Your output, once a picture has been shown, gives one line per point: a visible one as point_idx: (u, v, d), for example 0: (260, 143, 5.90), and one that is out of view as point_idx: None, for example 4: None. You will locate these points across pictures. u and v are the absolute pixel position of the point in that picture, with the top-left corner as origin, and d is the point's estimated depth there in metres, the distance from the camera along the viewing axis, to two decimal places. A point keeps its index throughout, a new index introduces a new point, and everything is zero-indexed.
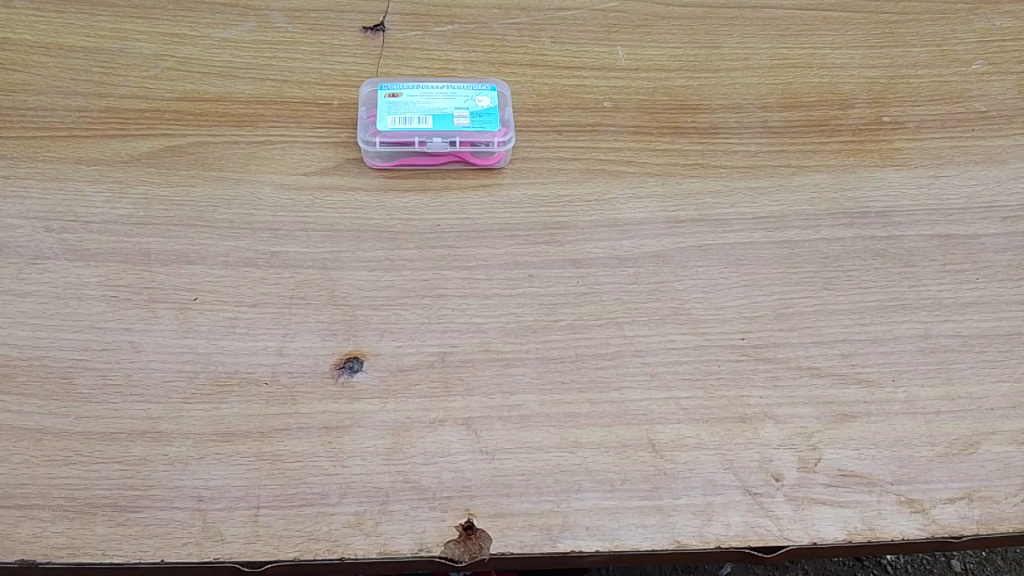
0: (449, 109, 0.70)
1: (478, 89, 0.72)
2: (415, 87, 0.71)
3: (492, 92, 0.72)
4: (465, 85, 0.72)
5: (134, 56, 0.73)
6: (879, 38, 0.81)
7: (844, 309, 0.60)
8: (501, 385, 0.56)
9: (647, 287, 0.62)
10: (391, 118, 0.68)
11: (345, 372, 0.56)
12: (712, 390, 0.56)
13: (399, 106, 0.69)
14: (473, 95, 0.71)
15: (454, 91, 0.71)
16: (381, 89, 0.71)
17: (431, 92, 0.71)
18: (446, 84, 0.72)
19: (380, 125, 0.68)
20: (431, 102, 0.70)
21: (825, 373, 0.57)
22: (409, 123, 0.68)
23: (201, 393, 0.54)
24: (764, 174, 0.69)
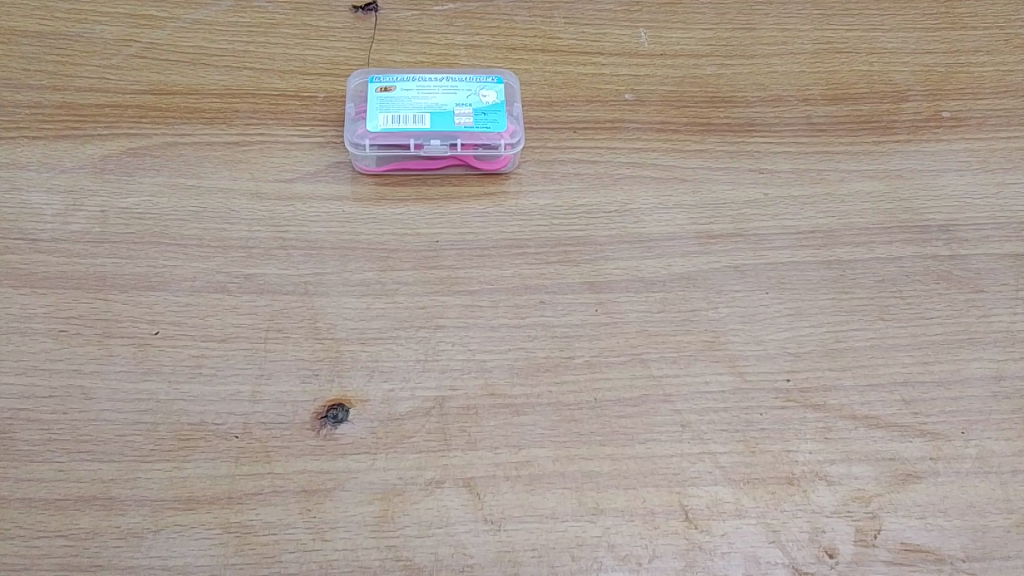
0: (450, 104, 0.60)
1: (484, 79, 0.62)
2: (411, 78, 0.61)
3: (500, 83, 0.62)
4: (469, 75, 0.62)
5: (94, 42, 0.65)
6: (934, 17, 0.71)
7: (904, 344, 0.53)
8: (509, 437, 0.48)
9: (675, 317, 0.54)
10: (383, 117, 0.59)
11: (329, 423, 0.48)
12: (753, 443, 0.49)
13: (392, 102, 0.60)
14: (477, 89, 0.61)
15: (455, 82, 0.61)
16: (372, 80, 0.61)
17: (429, 84, 0.61)
18: (446, 74, 0.62)
19: (371, 125, 0.59)
20: (430, 97, 0.60)
21: (884, 424, 0.50)
22: (403, 122, 0.59)
23: (160, 449, 0.47)
24: (810, 180, 0.60)
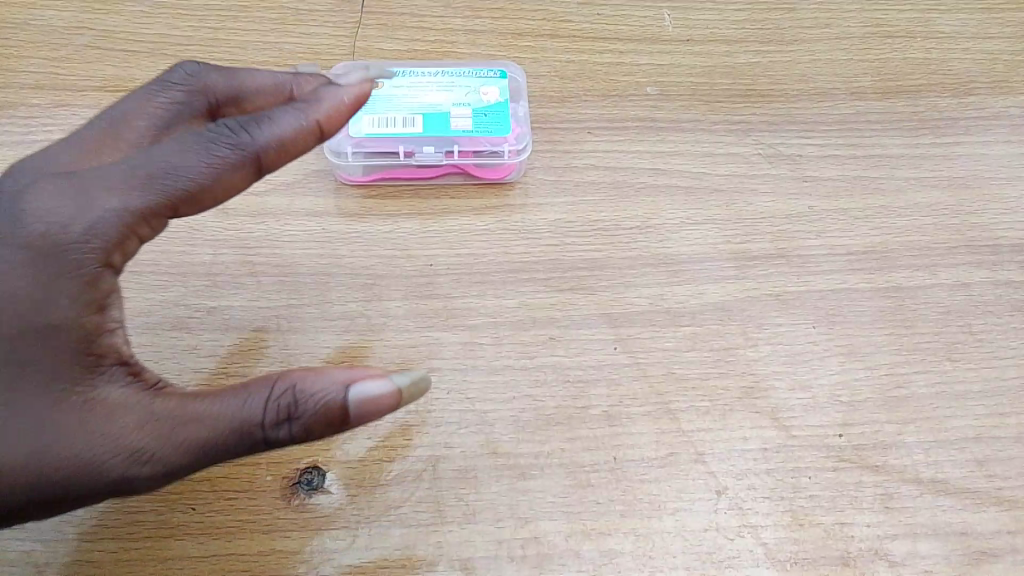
0: (444, 105, 0.53)
1: (484, 75, 0.55)
2: (400, 74, 0.54)
3: (502, 79, 0.55)
4: (466, 71, 0.55)
5: (43, 30, 0.57)
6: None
7: (976, 391, 0.45)
8: (514, 508, 0.41)
9: (708, 357, 0.46)
10: (368, 120, 0.52)
11: (302, 490, 0.41)
12: (801, 516, 0.41)
13: (378, 103, 0.53)
14: (477, 87, 0.54)
15: (451, 80, 0.54)
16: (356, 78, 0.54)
17: (421, 81, 0.54)
18: (441, 69, 0.55)
19: (353, 129, 0.52)
20: (422, 96, 0.53)
21: (955, 490, 0.42)
22: (391, 126, 0.52)
23: (106, 526, 0.40)
24: (861, 190, 0.52)
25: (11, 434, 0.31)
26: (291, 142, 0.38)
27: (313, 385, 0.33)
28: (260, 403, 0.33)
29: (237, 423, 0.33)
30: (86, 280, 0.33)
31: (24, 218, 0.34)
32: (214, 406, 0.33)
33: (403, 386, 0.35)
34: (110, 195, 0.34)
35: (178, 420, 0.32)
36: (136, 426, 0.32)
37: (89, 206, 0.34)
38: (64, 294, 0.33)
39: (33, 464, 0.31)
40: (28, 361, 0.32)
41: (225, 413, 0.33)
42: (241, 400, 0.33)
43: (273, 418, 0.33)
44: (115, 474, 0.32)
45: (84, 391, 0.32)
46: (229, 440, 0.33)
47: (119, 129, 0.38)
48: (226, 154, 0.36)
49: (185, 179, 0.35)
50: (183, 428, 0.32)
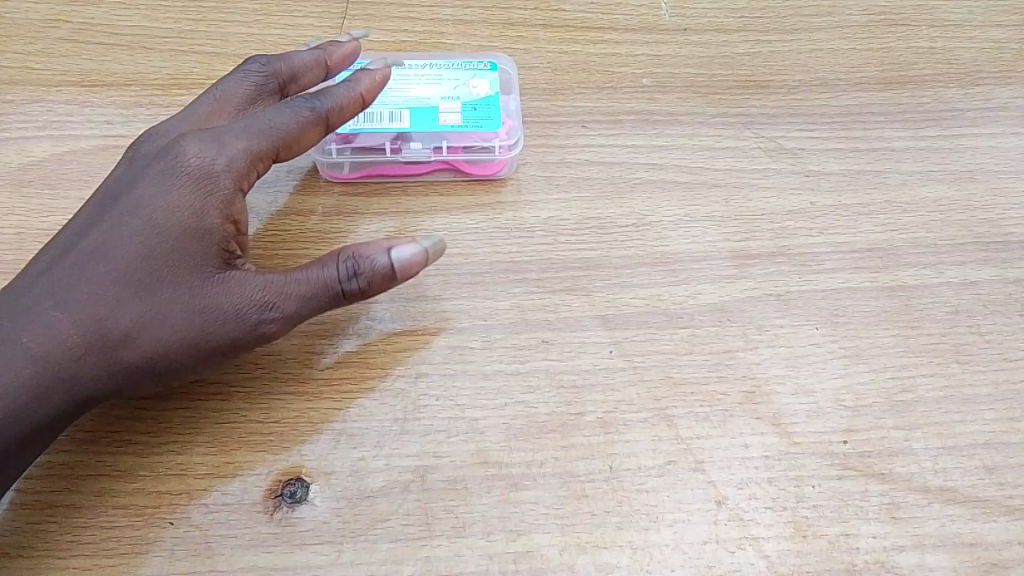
0: (433, 97, 0.50)
1: (474, 66, 0.52)
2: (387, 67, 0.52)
3: (494, 71, 0.52)
4: (456, 62, 0.52)
5: (16, 23, 0.55)
6: None
7: (984, 394, 0.44)
8: (506, 520, 0.40)
9: (707, 361, 0.44)
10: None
11: (285, 502, 0.40)
12: (804, 526, 0.40)
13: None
14: (466, 79, 0.51)
15: (440, 71, 0.52)
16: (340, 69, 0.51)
17: (409, 72, 0.51)
18: (429, 60, 0.52)
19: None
20: (410, 87, 0.51)
21: (964, 498, 0.41)
22: (377, 119, 0.49)
23: (80, 542, 0.38)
24: (865, 185, 0.50)
25: (175, 314, 0.39)
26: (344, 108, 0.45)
27: (367, 251, 0.42)
28: (336, 267, 0.41)
29: (326, 281, 0.41)
30: (224, 199, 0.41)
31: (171, 151, 0.42)
32: (307, 269, 0.41)
33: (429, 249, 0.44)
34: (234, 144, 0.42)
35: (284, 280, 0.41)
36: (259, 289, 0.40)
37: (221, 150, 0.42)
38: (207, 206, 0.41)
39: (189, 323, 0.39)
40: (180, 260, 0.40)
41: (312, 275, 0.41)
42: (326, 263, 0.42)
43: (346, 278, 0.41)
44: (249, 327, 0.40)
45: (217, 269, 0.40)
46: (321, 295, 0.41)
47: (223, 105, 0.45)
48: (306, 114, 0.44)
49: (279, 131, 0.43)
50: (290, 287, 0.41)
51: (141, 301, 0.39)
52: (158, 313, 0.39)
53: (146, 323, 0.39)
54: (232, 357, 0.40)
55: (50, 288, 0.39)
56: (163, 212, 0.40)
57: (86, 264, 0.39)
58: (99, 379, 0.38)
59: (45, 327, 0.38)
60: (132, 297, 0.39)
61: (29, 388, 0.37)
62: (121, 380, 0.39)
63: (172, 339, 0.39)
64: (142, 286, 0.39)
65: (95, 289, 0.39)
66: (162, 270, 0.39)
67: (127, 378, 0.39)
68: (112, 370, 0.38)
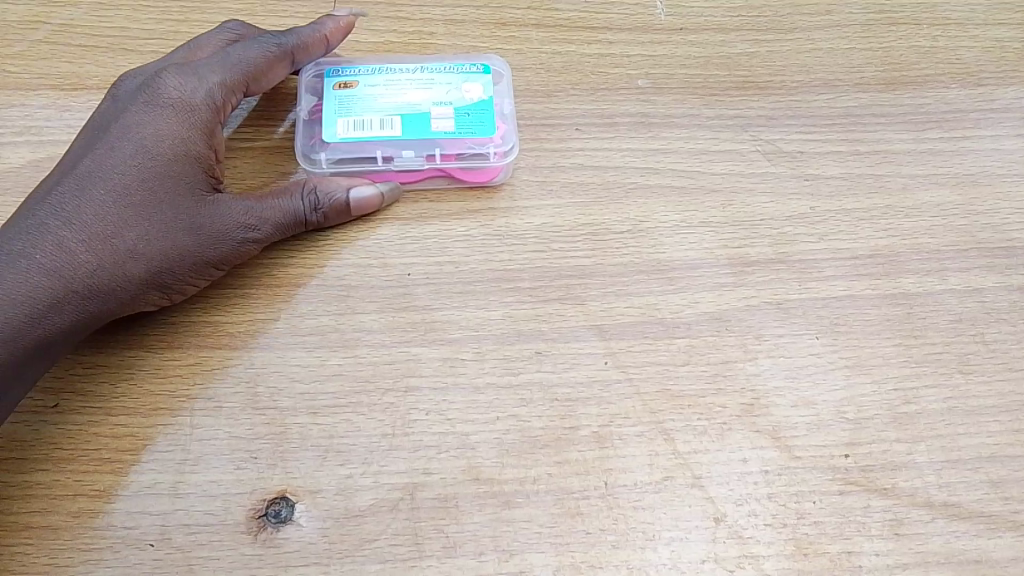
0: (426, 103, 0.48)
1: (467, 69, 0.50)
2: (378, 70, 0.50)
3: (487, 74, 0.50)
4: (449, 65, 0.50)
5: None
6: None
7: (989, 405, 0.42)
8: (498, 539, 0.39)
9: (705, 372, 0.43)
10: (343, 123, 0.48)
11: (269, 522, 0.38)
12: (806, 544, 0.39)
13: (354, 103, 0.48)
14: (459, 83, 0.49)
15: (433, 74, 0.50)
16: (329, 75, 0.50)
17: (401, 76, 0.50)
18: (422, 63, 0.51)
19: (327, 135, 0.48)
20: (401, 93, 0.49)
21: (969, 514, 0.40)
22: (368, 129, 0.48)
23: (57, 566, 0.37)
24: (866, 189, 0.49)
25: (176, 228, 0.41)
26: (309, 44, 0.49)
27: (332, 185, 0.46)
28: (303, 197, 0.45)
29: (296, 207, 0.44)
30: (205, 129, 0.44)
31: (152, 84, 0.44)
32: (278, 194, 0.44)
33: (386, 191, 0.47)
34: (211, 75, 0.45)
35: (260, 204, 0.44)
36: (240, 210, 0.43)
37: (200, 82, 0.44)
38: (191, 132, 0.43)
39: (189, 239, 0.41)
40: (174, 181, 0.42)
41: (286, 200, 0.44)
42: (294, 190, 0.45)
43: (316, 204, 0.45)
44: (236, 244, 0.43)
45: (203, 189, 0.42)
46: (291, 219, 0.44)
47: (196, 54, 0.48)
48: (273, 49, 0.47)
49: (249, 64, 0.46)
50: (266, 210, 0.44)
51: (141, 218, 0.40)
52: (159, 229, 0.41)
53: (150, 237, 0.40)
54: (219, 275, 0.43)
55: (51, 209, 0.40)
56: (154, 136, 0.42)
57: (85, 186, 0.41)
58: (109, 292, 0.39)
59: (53, 244, 0.39)
60: (133, 214, 0.40)
61: (45, 300, 0.38)
62: (127, 296, 0.40)
63: (171, 253, 0.41)
64: (140, 205, 0.41)
65: (98, 207, 0.40)
66: (158, 189, 0.41)
67: (132, 290, 0.40)
68: (119, 284, 0.40)
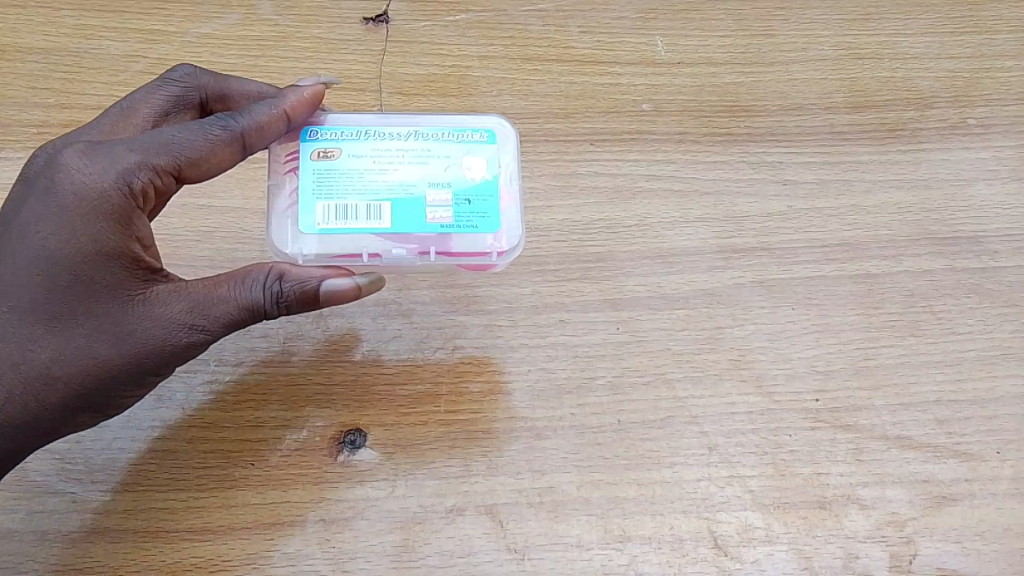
0: (419, 186, 0.46)
1: (468, 138, 0.48)
2: (363, 136, 0.47)
3: (490, 145, 0.48)
4: (448, 132, 0.48)
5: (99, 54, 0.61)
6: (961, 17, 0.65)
7: (936, 361, 0.52)
8: (531, 462, 0.48)
9: (700, 336, 0.52)
10: (322, 209, 0.45)
11: (347, 448, 0.48)
12: (783, 467, 0.48)
13: (336, 181, 0.46)
14: (457, 159, 0.47)
15: (429, 145, 0.47)
16: (306, 140, 0.47)
17: (391, 147, 0.47)
18: (417, 125, 0.48)
19: (304, 221, 0.45)
20: (391, 170, 0.46)
21: (917, 445, 0.49)
22: (351, 219, 0.45)
23: (175, 479, 0.46)
24: (835, 192, 0.57)
25: (95, 342, 0.40)
26: (270, 126, 0.45)
27: (295, 273, 0.42)
28: (262, 288, 0.42)
29: (248, 302, 0.42)
30: (124, 222, 0.42)
31: (62, 172, 0.42)
32: (230, 287, 0.42)
33: (362, 283, 0.43)
34: (130, 160, 0.42)
35: (207, 301, 0.41)
36: (181, 310, 0.41)
37: (118, 163, 0.42)
38: (110, 229, 0.41)
39: (111, 352, 0.40)
40: (91, 289, 0.41)
41: (239, 294, 0.42)
42: (249, 282, 0.42)
43: (270, 298, 0.42)
44: (175, 350, 0.41)
45: (132, 291, 0.41)
46: (243, 313, 0.42)
47: (131, 115, 0.46)
48: (219, 133, 0.43)
49: (179, 147, 0.42)
50: (208, 309, 0.41)
51: (58, 337, 0.40)
52: (76, 346, 0.40)
53: (66, 355, 0.40)
54: (156, 375, 0.42)
55: None
56: (64, 243, 0.41)
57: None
58: (30, 414, 0.40)
59: None
60: (48, 336, 0.40)
61: None
62: (48, 418, 0.41)
63: (94, 368, 0.40)
64: (57, 321, 0.40)
65: (11, 327, 0.40)
66: (76, 301, 0.41)
67: (62, 410, 0.41)
68: (38, 408, 0.40)
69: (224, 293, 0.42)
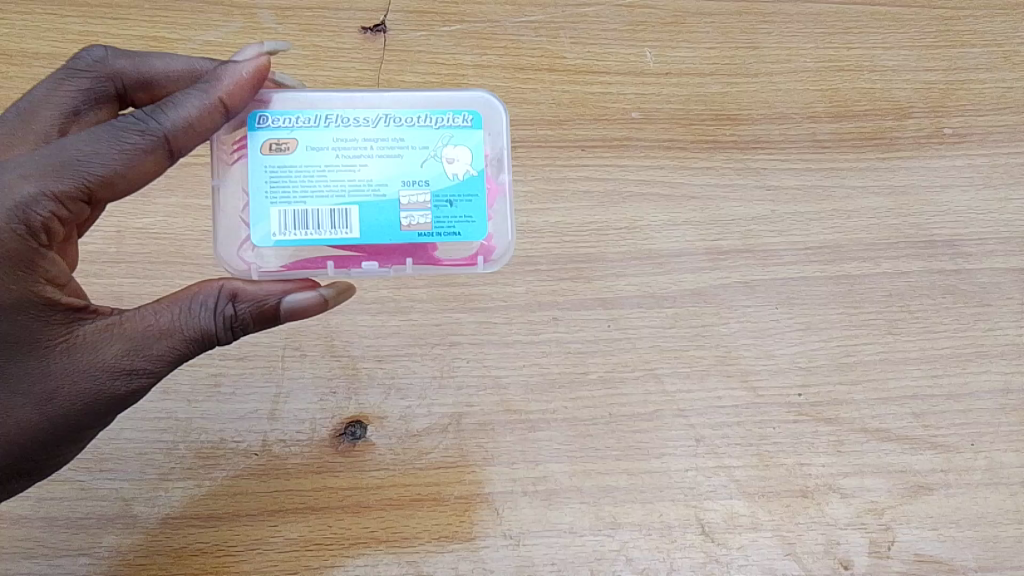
0: (391, 186, 0.41)
1: (447, 127, 0.42)
2: (324, 126, 0.41)
3: (471, 136, 0.42)
4: (423, 119, 0.42)
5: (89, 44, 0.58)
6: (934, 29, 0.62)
7: (914, 358, 0.55)
8: (525, 452, 0.51)
9: (687, 333, 0.54)
10: (280, 216, 0.41)
11: (347, 439, 0.50)
12: (768, 457, 0.52)
13: (293, 181, 0.41)
14: (435, 154, 0.42)
15: (401, 135, 0.42)
16: (256, 132, 0.41)
17: (358, 138, 0.41)
18: (387, 110, 0.42)
19: (259, 230, 0.41)
20: (359, 168, 0.41)
21: (895, 436, 0.53)
22: (313, 227, 0.41)
23: (181, 467, 0.49)
24: (815, 197, 0.58)
25: (23, 403, 0.37)
26: (201, 122, 0.39)
27: (252, 292, 0.39)
28: (213, 315, 0.39)
29: (197, 334, 0.38)
30: (31, 265, 0.36)
31: None
32: (172, 320, 0.38)
33: (328, 295, 0.41)
34: (33, 189, 0.36)
35: (147, 340, 0.38)
36: (117, 353, 0.38)
37: (9, 196, 0.35)
38: (16, 276, 0.36)
39: (43, 411, 0.37)
40: (7, 347, 0.37)
41: (189, 324, 0.38)
42: (196, 310, 0.38)
43: (223, 325, 0.39)
44: (117, 397, 0.38)
45: (56, 340, 0.37)
46: (192, 345, 0.39)
47: (32, 119, 0.42)
48: (137, 144, 0.37)
49: (88, 167, 0.37)
50: (149, 351, 0.38)
51: None
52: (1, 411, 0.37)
53: None
54: (95, 422, 0.39)
55: None
56: None
57: None
58: None
59: None
60: None
61: None
62: None
63: (26, 430, 0.37)
64: None
65: None
66: None
67: (2, 474, 0.38)
68: None
69: (162, 332, 0.38)
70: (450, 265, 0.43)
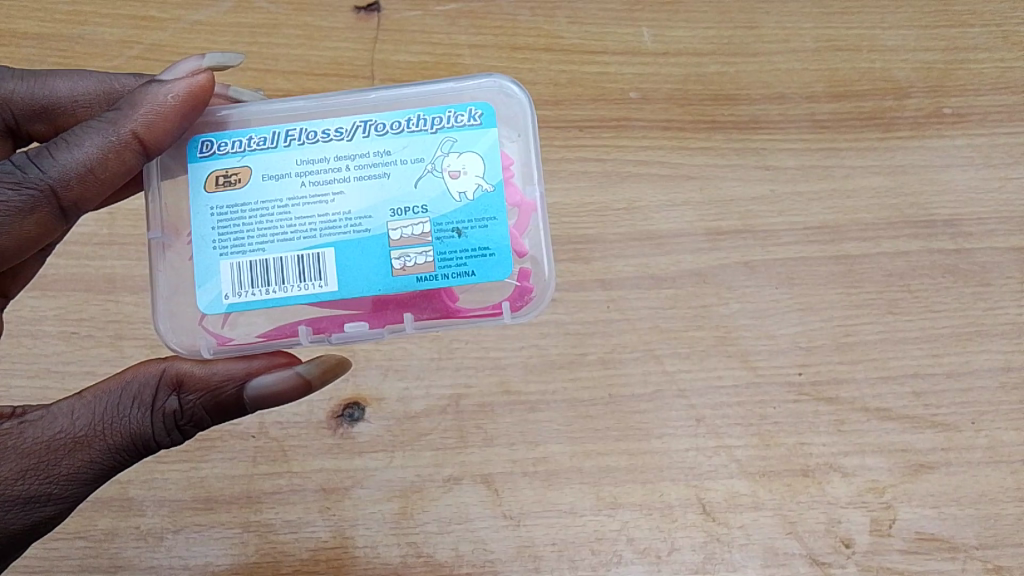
0: (375, 217, 0.34)
1: (448, 128, 0.35)
2: (285, 145, 0.35)
3: (479, 139, 0.35)
4: (414, 123, 0.35)
5: (66, 14, 0.55)
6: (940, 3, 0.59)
7: (914, 338, 0.55)
8: (525, 433, 0.51)
9: (687, 314, 0.54)
10: (232, 272, 0.35)
11: (346, 421, 0.51)
12: (769, 437, 0.52)
13: (247, 223, 0.35)
14: (436, 168, 0.35)
15: (386, 147, 0.35)
16: (197, 164, 0.35)
17: (329, 157, 0.35)
18: (366, 117, 0.35)
19: (207, 291, 0.35)
20: (332, 197, 0.35)
21: (897, 416, 0.54)
22: (276, 281, 0.34)
23: (177, 449, 0.50)
24: (816, 176, 0.56)
25: None
26: (101, 166, 0.34)
27: (201, 379, 0.36)
28: (150, 411, 0.35)
29: (129, 436, 0.35)
30: None
31: None
32: (96, 423, 0.34)
33: (308, 373, 0.36)
34: None
35: (67, 450, 0.34)
36: (32, 472, 0.34)
37: None
38: None
39: None
40: None
41: (121, 426, 0.35)
42: (127, 408, 0.35)
43: (162, 422, 0.35)
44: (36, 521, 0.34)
45: None
46: (123, 450, 0.35)
47: None
48: (12, 200, 0.32)
49: None
50: (64, 463, 0.34)
51: None
52: None
53: None
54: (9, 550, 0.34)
55: None
56: None
57: None
58: None
59: None
60: None
61: None
62: None
63: None
64: None
65: None
66: None
67: None
68: None
69: (79, 445, 0.34)
70: (462, 315, 0.35)
